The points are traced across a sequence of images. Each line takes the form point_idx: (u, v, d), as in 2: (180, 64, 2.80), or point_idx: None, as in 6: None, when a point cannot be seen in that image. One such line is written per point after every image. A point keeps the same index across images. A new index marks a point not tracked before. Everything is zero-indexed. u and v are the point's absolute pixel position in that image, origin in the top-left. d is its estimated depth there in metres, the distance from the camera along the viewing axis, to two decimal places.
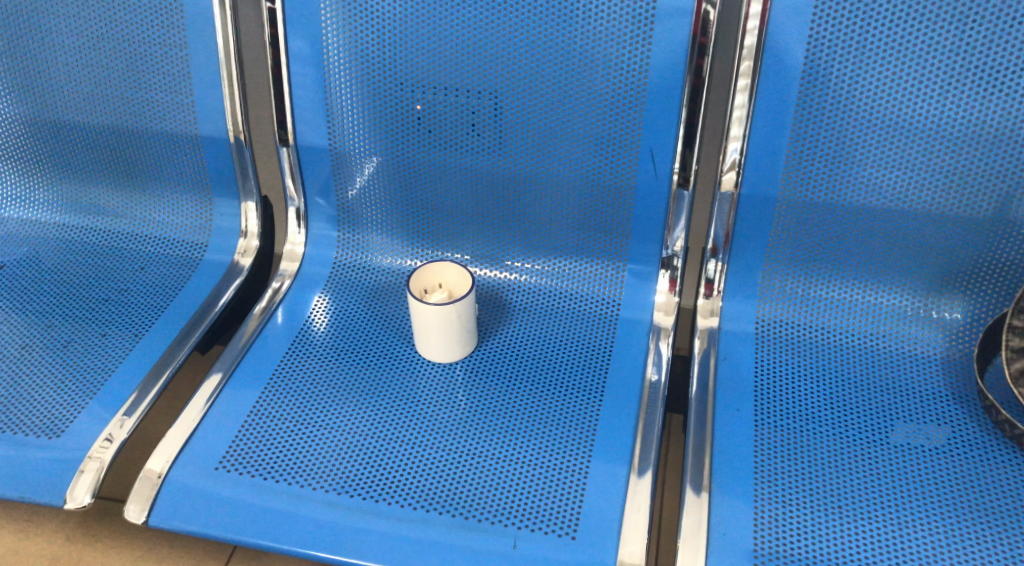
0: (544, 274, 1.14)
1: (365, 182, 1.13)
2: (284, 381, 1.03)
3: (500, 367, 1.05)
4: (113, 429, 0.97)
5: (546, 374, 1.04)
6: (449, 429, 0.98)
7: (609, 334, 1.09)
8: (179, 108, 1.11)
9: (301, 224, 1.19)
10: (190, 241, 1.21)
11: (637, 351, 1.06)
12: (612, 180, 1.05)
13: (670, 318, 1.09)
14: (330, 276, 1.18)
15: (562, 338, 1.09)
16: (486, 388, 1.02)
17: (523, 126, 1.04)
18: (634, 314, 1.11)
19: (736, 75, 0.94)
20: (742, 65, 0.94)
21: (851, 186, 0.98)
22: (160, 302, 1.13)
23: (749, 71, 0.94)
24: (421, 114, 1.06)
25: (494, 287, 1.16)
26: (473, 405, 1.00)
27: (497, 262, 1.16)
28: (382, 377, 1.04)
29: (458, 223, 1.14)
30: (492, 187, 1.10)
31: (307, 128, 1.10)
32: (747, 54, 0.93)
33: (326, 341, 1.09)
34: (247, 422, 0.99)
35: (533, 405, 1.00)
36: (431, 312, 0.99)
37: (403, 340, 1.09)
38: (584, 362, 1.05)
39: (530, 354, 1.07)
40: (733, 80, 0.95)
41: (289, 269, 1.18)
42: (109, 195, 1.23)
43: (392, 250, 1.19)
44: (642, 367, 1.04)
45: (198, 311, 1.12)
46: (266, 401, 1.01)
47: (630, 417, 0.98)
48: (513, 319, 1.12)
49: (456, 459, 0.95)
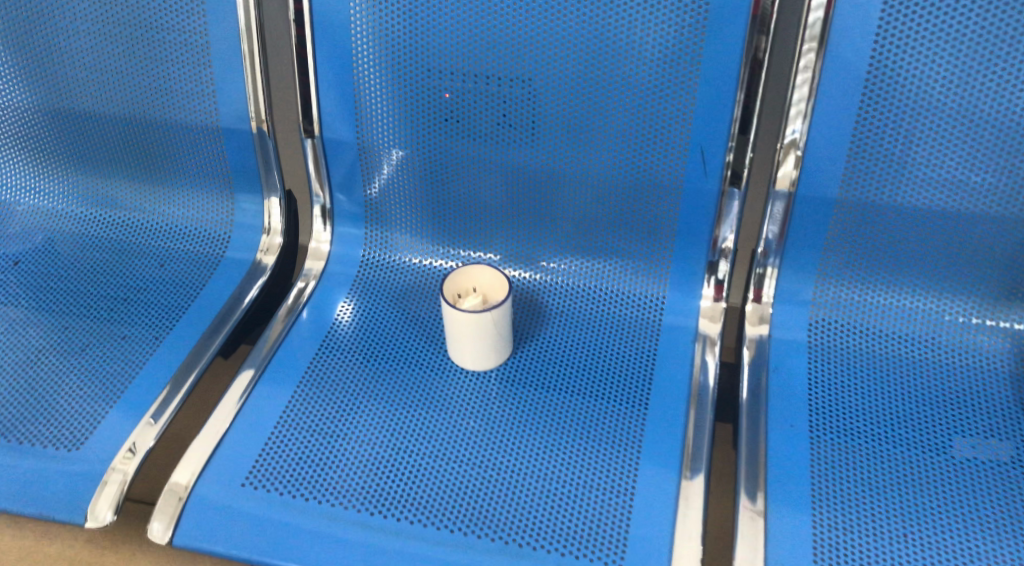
0: (581, 275, 1.09)
1: (394, 176, 1.08)
2: (312, 390, 0.99)
3: (537, 376, 1.00)
4: (136, 439, 0.93)
5: (586, 384, 0.99)
6: (485, 444, 0.93)
7: (651, 342, 1.03)
8: (200, 98, 1.06)
9: (326, 221, 1.13)
10: (211, 236, 1.16)
11: (682, 358, 1.01)
12: (656, 176, 0.99)
13: (717, 325, 1.03)
14: (357, 277, 1.12)
15: (603, 344, 1.04)
16: (523, 399, 0.97)
17: (559, 118, 0.98)
18: (677, 320, 1.05)
19: (797, 63, 0.87)
20: (805, 51, 0.86)
21: (917, 186, 0.91)
22: (182, 303, 1.08)
23: (811, 56, 0.87)
24: (452, 104, 1.00)
25: (529, 291, 1.10)
26: (510, 418, 0.95)
27: (531, 262, 1.10)
28: (413, 387, 0.99)
29: (489, 219, 1.09)
30: (524, 181, 1.04)
31: (334, 120, 1.04)
32: (812, 35, 0.85)
33: (354, 346, 1.04)
34: (273, 435, 0.94)
35: (573, 418, 0.95)
36: (465, 319, 0.94)
37: (434, 345, 1.04)
38: (626, 371, 1.00)
39: (568, 362, 1.01)
40: (793, 69, 0.88)
41: (314, 268, 1.13)
42: (126, 186, 1.17)
43: (421, 250, 1.13)
44: (688, 376, 0.99)
45: (220, 313, 1.07)
46: (293, 411, 0.96)
47: (677, 430, 0.93)
48: (548, 324, 1.06)
49: (493, 477, 0.90)
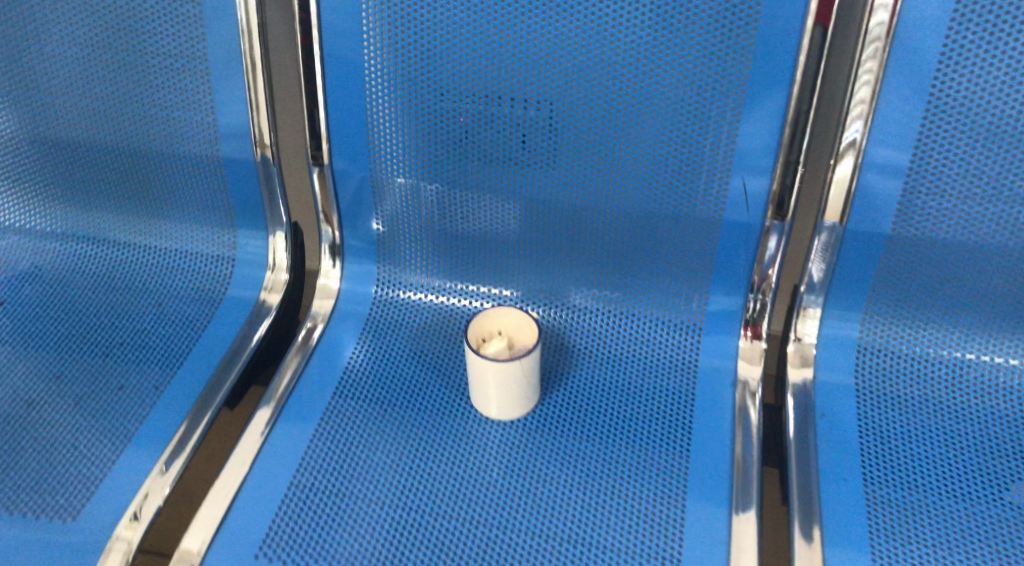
0: (609, 311, 1.02)
1: (409, 208, 1.01)
2: (326, 447, 0.91)
3: (568, 426, 0.93)
4: (140, 504, 0.86)
5: (622, 434, 0.92)
6: (516, 507, 0.86)
7: (687, 385, 0.97)
8: (200, 127, 0.99)
9: (336, 258, 1.06)
10: (211, 273, 1.08)
11: (722, 404, 0.94)
12: (691, 209, 0.92)
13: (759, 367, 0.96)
14: (369, 316, 1.05)
15: (637, 388, 0.97)
16: (553, 453, 0.90)
17: (583, 142, 0.92)
18: (715, 362, 0.98)
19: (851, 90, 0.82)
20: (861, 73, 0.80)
21: (976, 219, 0.85)
22: (182, 348, 1.01)
23: (867, 82, 0.81)
24: (467, 126, 0.93)
25: (554, 330, 1.03)
26: (541, 476, 0.88)
27: (557, 300, 1.03)
28: (434, 440, 0.92)
29: (507, 253, 1.02)
30: (546, 212, 0.97)
31: (345, 148, 0.97)
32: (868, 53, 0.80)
33: (369, 394, 0.97)
34: (285, 501, 0.87)
35: (609, 475, 0.88)
36: (492, 367, 0.87)
37: (456, 391, 0.97)
38: (664, 418, 0.93)
39: (600, 409, 0.95)
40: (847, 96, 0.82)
41: (323, 307, 1.05)
42: (119, 219, 1.10)
43: (435, 287, 1.05)
44: (730, 423, 0.92)
45: (224, 359, 1.00)
46: (306, 472, 0.89)
47: (722, 485, 0.87)
48: (574, 367, 0.99)
49: (526, 544, 0.83)
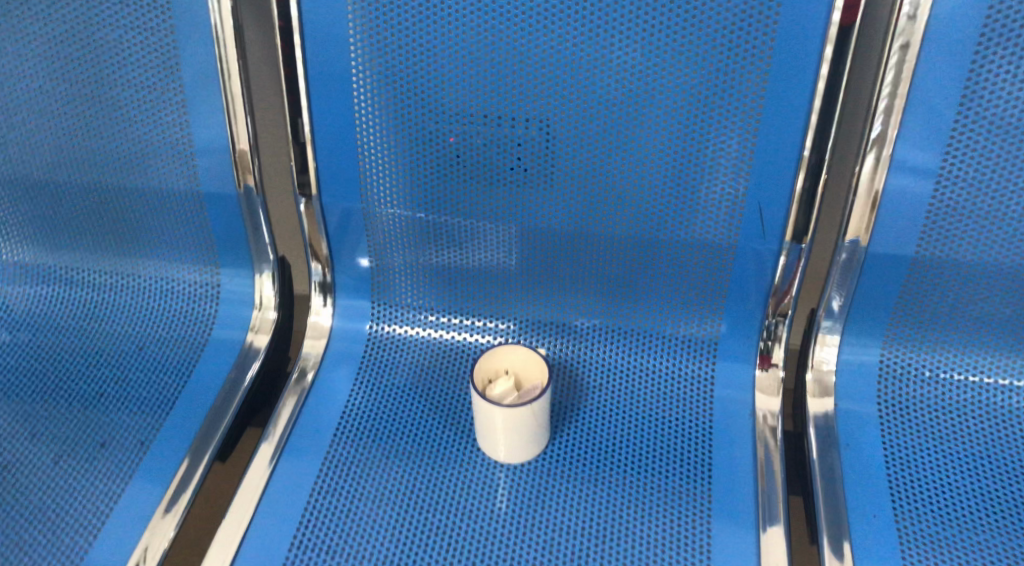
0: (615, 339, 0.97)
1: (403, 240, 0.95)
2: (327, 501, 0.87)
3: (582, 467, 0.89)
4: None
5: (639, 475, 0.88)
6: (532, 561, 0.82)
7: (703, 416, 0.92)
8: (178, 162, 0.93)
9: (327, 296, 1.01)
10: (195, 312, 1.02)
11: (741, 439, 0.90)
12: (702, 233, 0.88)
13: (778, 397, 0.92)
14: (365, 353, 0.99)
15: (652, 422, 0.92)
16: (565, 496, 0.86)
17: (584, 162, 0.86)
18: (731, 392, 0.94)
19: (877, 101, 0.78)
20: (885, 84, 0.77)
21: (1002, 238, 0.81)
22: (166, 398, 0.95)
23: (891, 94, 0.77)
24: (459, 147, 0.87)
25: (565, 362, 0.98)
26: (554, 523, 0.85)
27: (561, 329, 0.98)
28: (440, 488, 0.88)
29: (504, 283, 0.96)
30: (545, 239, 0.92)
31: (334, 179, 0.91)
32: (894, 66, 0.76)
33: (370, 438, 0.92)
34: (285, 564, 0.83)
35: (628, 521, 0.84)
36: (501, 413, 0.82)
37: (462, 434, 0.92)
38: (682, 455, 0.89)
39: (613, 445, 0.91)
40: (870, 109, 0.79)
41: (315, 347, 1.00)
42: (93, 259, 1.04)
43: (434, 320, 1.00)
44: (751, 459, 0.88)
45: (213, 409, 0.94)
46: (307, 529, 0.85)
47: (746, 529, 0.83)
48: (582, 402, 0.94)
49: None
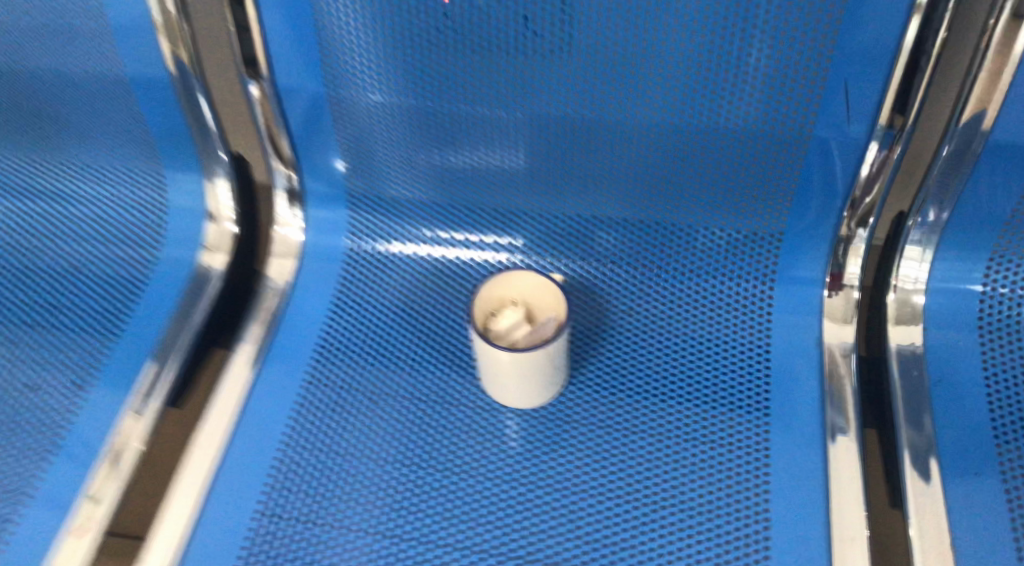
0: (647, 251, 0.79)
1: (386, 132, 0.76)
2: (298, 462, 0.72)
3: (610, 412, 0.73)
4: (74, 540, 0.69)
5: (679, 420, 0.72)
6: (551, 529, 0.68)
7: (761, 344, 0.76)
8: (93, 40, 0.73)
9: (295, 204, 0.82)
10: (137, 222, 0.84)
11: (808, 378, 0.73)
12: (764, 120, 0.69)
13: (853, 325, 0.75)
14: (344, 271, 0.82)
15: (694, 354, 0.76)
16: (588, 452, 0.71)
17: (613, 27, 0.65)
18: (793, 318, 0.76)
19: None
20: None
21: None
22: (107, 330, 0.79)
23: None
24: (451, 10, 0.66)
25: (585, 286, 0.80)
26: (576, 482, 0.70)
27: (582, 240, 0.80)
28: (435, 443, 0.72)
29: (512, 186, 0.78)
30: (559, 131, 0.73)
31: (292, 57, 0.71)
32: None
33: (348, 383, 0.76)
34: (248, 543, 0.68)
35: (667, 479, 0.70)
36: (508, 358, 0.67)
37: (463, 370, 0.76)
38: (732, 397, 0.73)
39: (646, 384, 0.74)
40: None
41: (284, 265, 0.82)
42: (17, 160, 0.86)
43: (429, 233, 0.82)
44: (819, 402, 0.72)
45: (163, 343, 0.78)
46: (275, 499, 0.70)
47: (813, 489, 0.68)
48: (606, 332, 0.78)
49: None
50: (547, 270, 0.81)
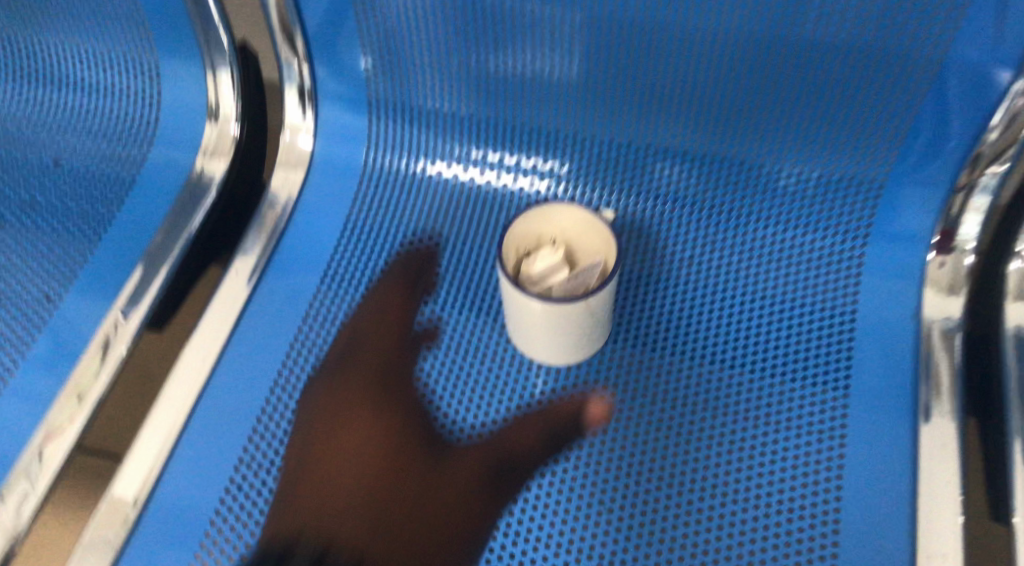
0: (715, 190, 0.67)
1: (417, 26, 0.63)
2: (290, 407, 0.62)
3: (655, 373, 0.62)
4: (29, 466, 0.60)
5: (738, 381, 0.61)
6: (578, 488, 0.59)
7: (844, 309, 0.62)
8: None
9: (306, 107, 0.70)
10: (125, 115, 0.73)
11: (902, 355, 0.60)
12: (883, 34, 0.55)
13: (961, 297, 0.60)
14: (357, 189, 0.70)
15: (762, 314, 0.64)
16: (630, 423, 0.61)
17: None
18: (889, 280, 0.63)
19: None
20: None
21: None
22: (85, 237, 0.69)
23: None
24: None
25: (638, 227, 0.68)
26: (610, 439, 0.60)
27: (638, 172, 0.68)
28: (450, 404, 0.62)
29: (562, 101, 0.66)
30: (624, 36, 0.60)
31: None
32: None
33: (356, 321, 0.65)
34: (226, 496, 0.58)
35: (718, 448, 0.59)
36: (539, 310, 0.56)
37: (486, 313, 0.65)
38: (805, 369, 0.61)
39: (704, 347, 0.63)
40: None
41: (289, 178, 0.70)
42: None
43: (459, 152, 0.70)
44: (911, 387, 0.59)
45: (149, 253, 0.68)
46: (259, 447, 0.60)
47: (902, 492, 0.56)
48: (659, 284, 0.66)
49: (594, 541, 0.57)
50: (596, 203, 0.68)
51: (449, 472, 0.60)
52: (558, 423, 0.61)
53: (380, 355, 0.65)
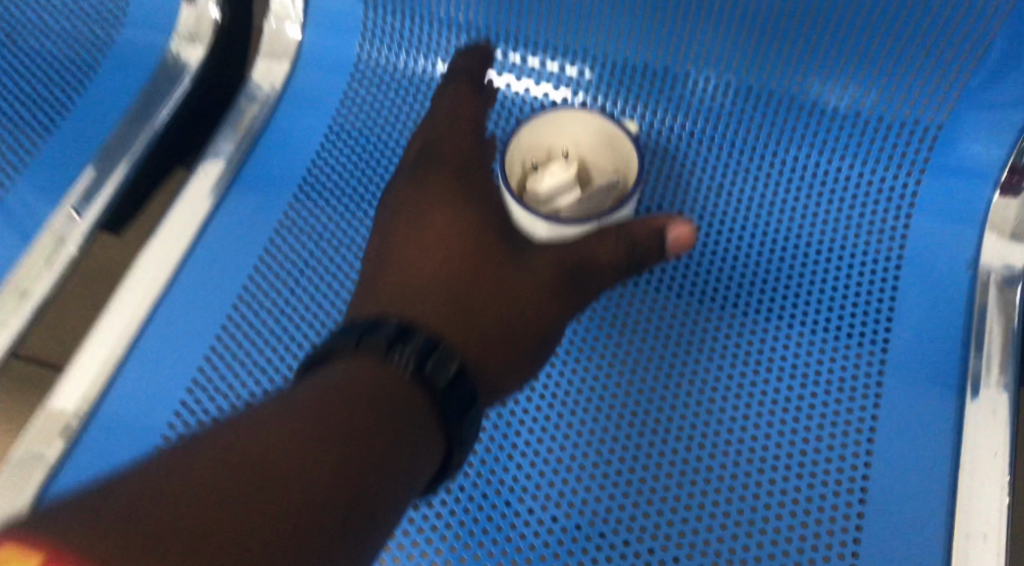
0: (756, 108, 0.58)
1: None
2: (254, 326, 0.55)
3: (671, 300, 0.56)
4: None
5: (764, 305, 0.55)
6: (579, 406, 0.54)
7: (889, 255, 0.55)
8: None
9: None
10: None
11: (952, 309, 0.53)
12: None
13: None
14: (348, 89, 0.62)
15: (794, 254, 0.56)
16: (643, 362, 0.55)
17: None
18: (944, 224, 0.55)
19: None
20: None
21: None
22: (38, 125, 0.59)
23: None
24: None
25: (662, 146, 0.60)
26: (620, 356, 0.55)
27: (668, 83, 0.59)
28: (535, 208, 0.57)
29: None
30: None
31: None
32: None
33: (335, 236, 0.58)
34: (178, 420, 0.53)
35: (735, 381, 0.53)
36: (546, 229, 0.51)
37: None
38: (837, 320, 0.54)
39: (728, 290, 0.56)
40: None
41: (274, 73, 0.63)
42: None
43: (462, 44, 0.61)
44: (958, 348, 0.52)
45: (104, 147, 0.59)
46: (221, 366, 0.54)
47: (933, 462, 0.50)
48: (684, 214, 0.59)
49: (592, 464, 0.53)
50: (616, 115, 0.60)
51: (524, 279, 0.54)
52: (637, 227, 0.50)
53: (459, 158, 0.59)
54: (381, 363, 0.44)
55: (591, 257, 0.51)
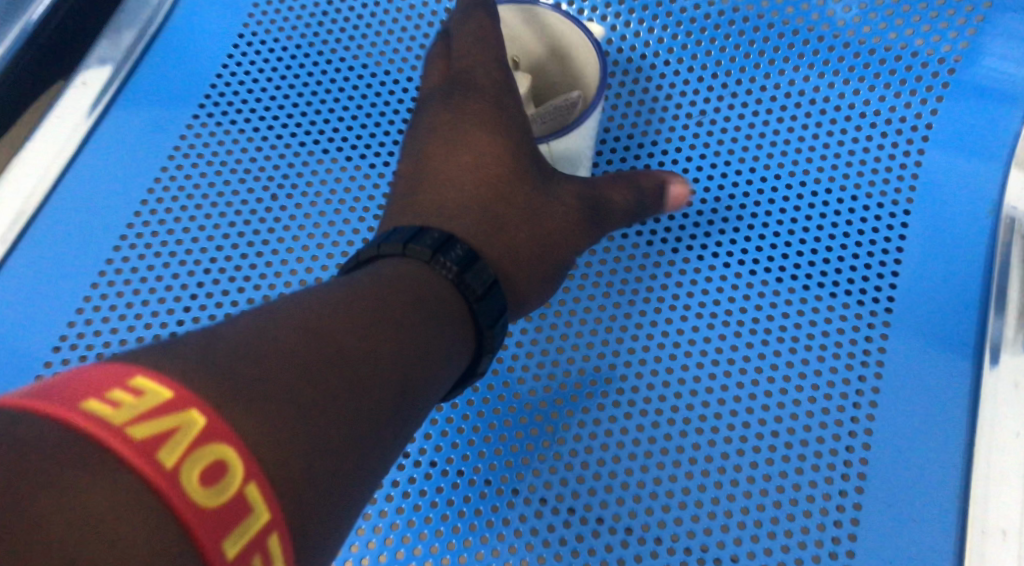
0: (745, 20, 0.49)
1: None
2: (143, 265, 0.46)
3: (644, 252, 0.48)
4: None
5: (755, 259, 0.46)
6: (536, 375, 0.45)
7: (896, 202, 0.46)
8: None
9: None
10: None
11: (970, 257, 0.45)
12: None
13: None
14: None
15: (790, 191, 0.47)
16: (612, 322, 0.46)
17: None
18: (965, 157, 0.46)
19: None
20: None
21: None
22: None
23: None
24: None
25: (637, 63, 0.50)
26: (588, 315, 0.47)
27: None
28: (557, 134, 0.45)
29: None
30: None
31: None
32: None
33: (238, 166, 0.49)
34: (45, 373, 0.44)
35: (714, 345, 0.45)
36: None
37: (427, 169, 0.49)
38: (835, 274, 0.45)
39: (707, 239, 0.47)
40: None
41: None
42: None
43: None
44: (977, 303, 0.44)
45: None
46: (100, 312, 0.45)
47: (943, 444, 0.42)
48: (658, 141, 0.49)
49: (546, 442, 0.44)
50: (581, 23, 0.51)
51: (561, 212, 0.42)
52: (646, 176, 0.44)
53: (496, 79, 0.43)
54: (426, 270, 0.36)
55: (607, 203, 0.43)
